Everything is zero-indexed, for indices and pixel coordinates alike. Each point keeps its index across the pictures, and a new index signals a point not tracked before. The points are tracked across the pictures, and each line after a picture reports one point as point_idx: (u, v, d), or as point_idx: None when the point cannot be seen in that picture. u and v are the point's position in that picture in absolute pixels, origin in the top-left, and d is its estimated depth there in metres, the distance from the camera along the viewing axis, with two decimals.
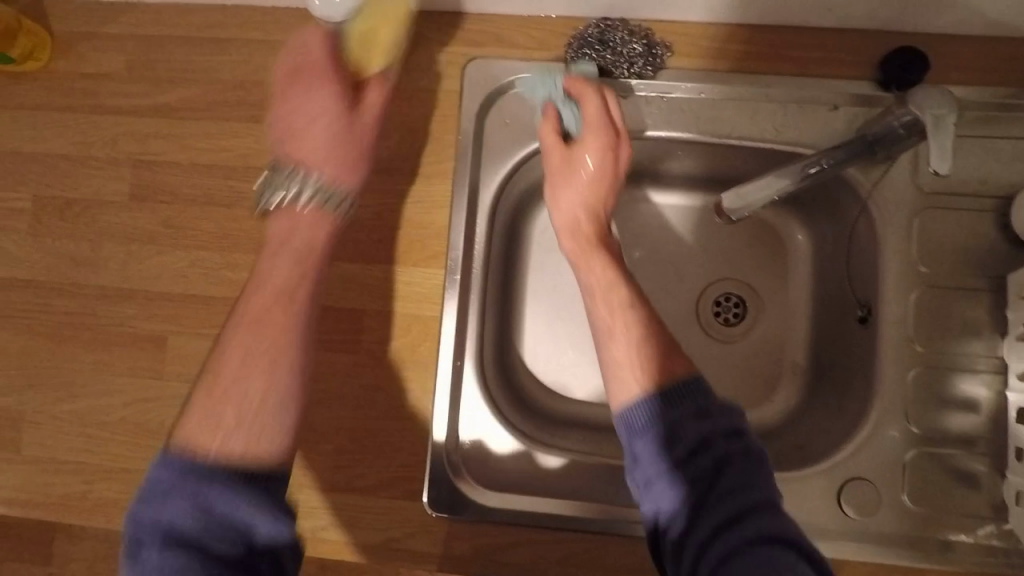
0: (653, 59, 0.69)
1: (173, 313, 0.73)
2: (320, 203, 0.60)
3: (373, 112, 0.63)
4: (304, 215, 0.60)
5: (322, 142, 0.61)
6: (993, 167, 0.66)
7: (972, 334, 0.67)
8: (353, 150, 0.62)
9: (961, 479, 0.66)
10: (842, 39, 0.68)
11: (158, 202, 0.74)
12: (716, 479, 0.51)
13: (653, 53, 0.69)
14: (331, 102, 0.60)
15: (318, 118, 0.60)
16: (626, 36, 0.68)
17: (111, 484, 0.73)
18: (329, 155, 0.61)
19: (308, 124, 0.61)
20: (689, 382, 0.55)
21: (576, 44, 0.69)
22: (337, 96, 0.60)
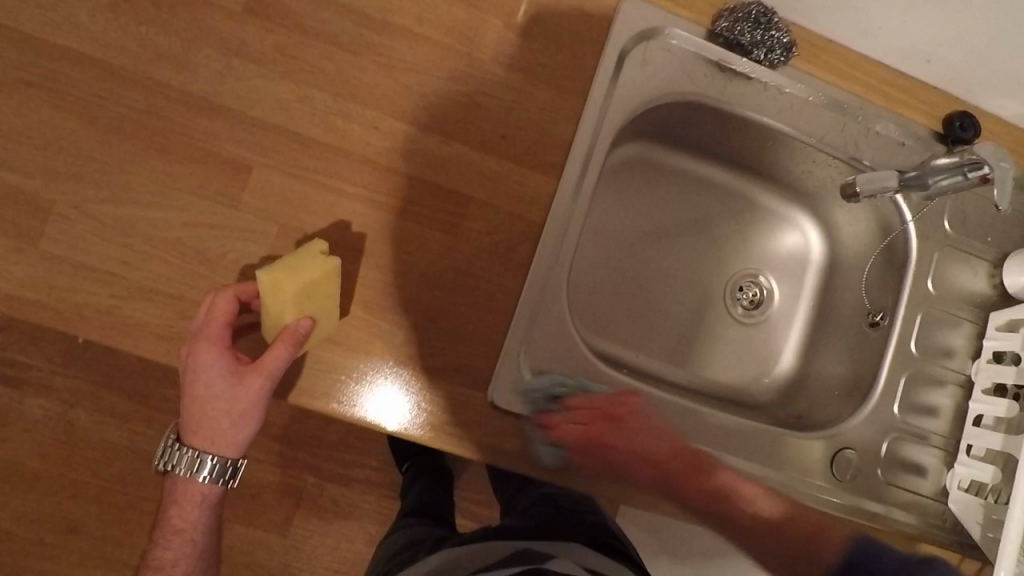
0: (787, 55, 0.77)
1: (264, 144, 0.68)
2: (212, 479, 0.70)
3: (268, 376, 0.64)
4: (200, 488, 0.71)
5: (210, 429, 0.67)
6: (998, 228, 0.83)
7: (951, 353, 0.82)
8: (248, 427, 0.68)
9: (914, 465, 0.81)
10: (920, 91, 0.82)
11: (277, 24, 0.69)
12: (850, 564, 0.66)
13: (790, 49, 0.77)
14: (225, 378, 0.65)
15: (213, 398, 0.65)
16: (775, 24, 0.76)
17: (145, 304, 0.66)
18: (226, 432, 0.67)
19: (206, 400, 0.66)
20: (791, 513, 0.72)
21: (728, 16, 0.75)
22: (231, 375, 0.65)
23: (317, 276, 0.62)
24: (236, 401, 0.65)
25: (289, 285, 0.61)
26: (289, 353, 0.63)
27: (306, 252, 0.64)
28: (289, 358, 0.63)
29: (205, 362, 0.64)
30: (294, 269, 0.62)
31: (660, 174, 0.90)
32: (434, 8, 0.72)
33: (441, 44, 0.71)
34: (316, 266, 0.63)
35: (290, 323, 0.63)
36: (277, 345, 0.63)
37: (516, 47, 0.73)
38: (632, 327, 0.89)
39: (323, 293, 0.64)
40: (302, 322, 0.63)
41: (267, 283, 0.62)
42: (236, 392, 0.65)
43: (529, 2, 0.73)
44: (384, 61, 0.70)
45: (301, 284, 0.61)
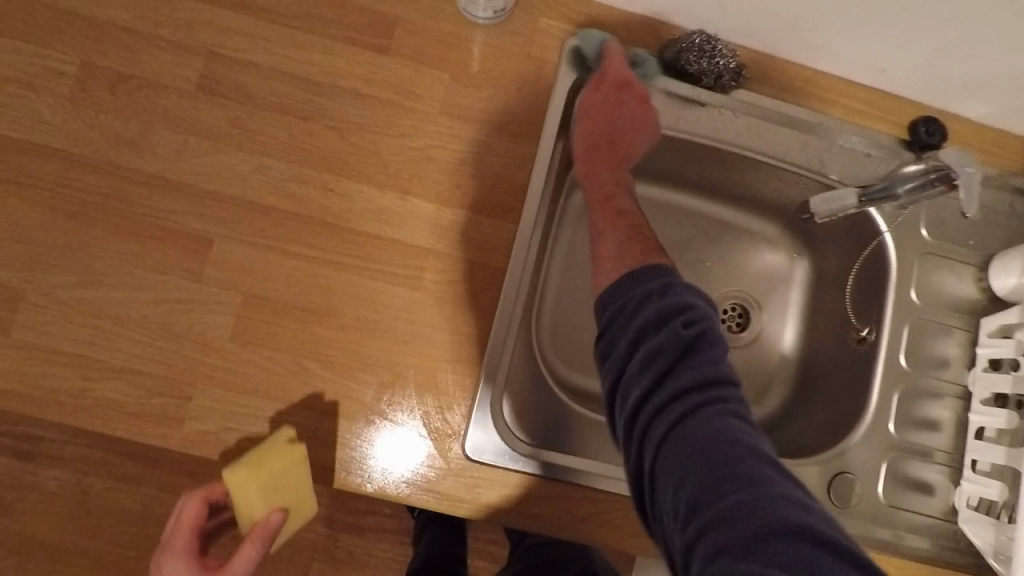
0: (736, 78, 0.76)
1: (223, 215, 0.69)
2: None
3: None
4: None
5: None
6: (980, 230, 0.80)
7: (945, 363, 0.79)
8: None
9: (919, 484, 0.77)
10: (881, 100, 0.81)
11: (229, 99, 0.71)
12: (703, 382, 0.56)
13: (737, 73, 0.76)
14: None
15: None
16: (720, 48, 0.75)
17: (117, 384, 0.67)
18: None
19: None
20: (657, 267, 0.63)
21: (673, 47, 0.76)
22: None
23: (282, 469, 0.63)
24: None
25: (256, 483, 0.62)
26: (257, 552, 0.63)
27: (273, 444, 0.63)
28: (256, 559, 0.63)
29: (172, 567, 0.64)
30: (261, 468, 0.62)
31: None
32: (380, 67, 0.73)
33: (391, 102, 0.73)
34: (281, 460, 0.63)
35: (262, 517, 0.64)
36: (245, 546, 0.63)
37: (465, 98, 0.74)
38: None
39: (291, 481, 0.64)
40: (272, 517, 0.63)
41: (234, 485, 0.62)
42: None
43: (473, 52, 0.74)
44: (335, 123, 0.72)
45: (266, 481, 0.62)
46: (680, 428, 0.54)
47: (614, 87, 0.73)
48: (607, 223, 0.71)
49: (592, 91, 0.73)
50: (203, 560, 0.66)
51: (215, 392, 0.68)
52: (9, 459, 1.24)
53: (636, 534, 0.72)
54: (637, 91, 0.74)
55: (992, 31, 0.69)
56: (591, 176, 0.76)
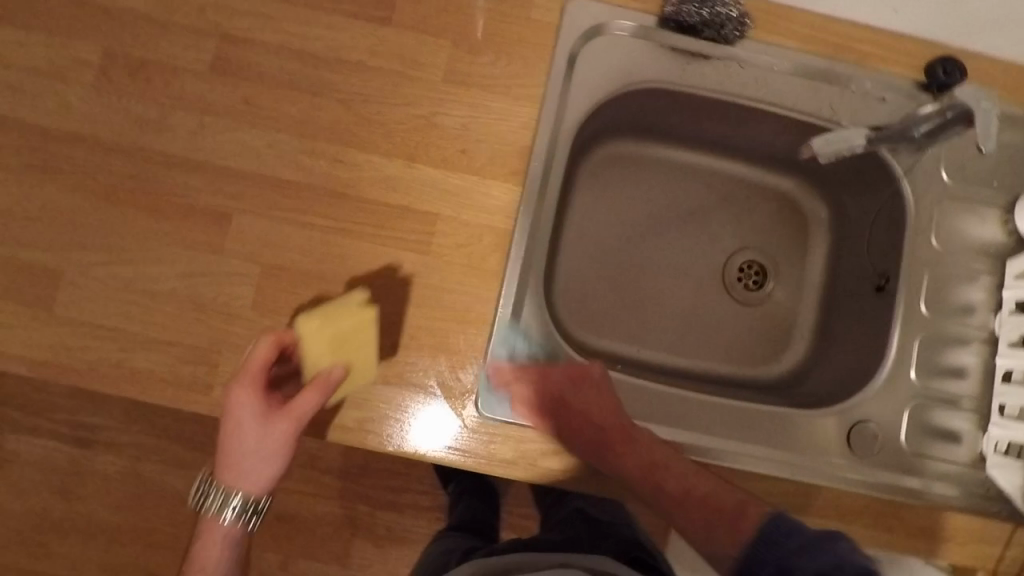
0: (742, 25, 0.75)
1: (241, 191, 0.73)
2: (235, 518, 0.69)
3: (299, 417, 0.65)
4: (223, 527, 0.70)
5: (243, 464, 0.67)
6: (1003, 171, 0.77)
7: (969, 309, 0.77)
8: (277, 463, 0.68)
9: (945, 432, 0.76)
10: (895, 42, 0.78)
11: (242, 79, 0.74)
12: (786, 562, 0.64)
13: (742, 20, 0.75)
14: (255, 418, 0.65)
15: (239, 441, 0.66)
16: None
17: (149, 354, 0.71)
18: (251, 469, 0.67)
19: (238, 432, 0.66)
20: (775, 520, 0.64)
21: None
22: (262, 413, 0.66)
23: (349, 320, 0.65)
24: (263, 437, 0.66)
25: (322, 325, 0.64)
26: (317, 401, 0.65)
27: (345, 303, 0.66)
28: (313, 407, 0.65)
29: (238, 397, 0.65)
30: (332, 312, 0.65)
31: (638, 165, 0.91)
32: (383, 39, 0.74)
33: (395, 73, 0.74)
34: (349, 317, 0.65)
35: (324, 370, 0.65)
36: (309, 391, 0.65)
37: (467, 64, 0.75)
38: (631, 320, 0.88)
39: (353, 348, 0.66)
40: (333, 370, 0.65)
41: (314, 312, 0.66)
42: (266, 431, 0.65)
43: (473, 18, 0.75)
44: (342, 97, 0.74)
45: (338, 326, 0.64)
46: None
47: (530, 380, 0.73)
48: (633, 464, 0.70)
49: (513, 372, 0.73)
50: (269, 396, 0.67)
51: (241, 359, 0.71)
52: (67, 446, 1.32)
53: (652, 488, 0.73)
54: (566, 374, 0.76)
55: None
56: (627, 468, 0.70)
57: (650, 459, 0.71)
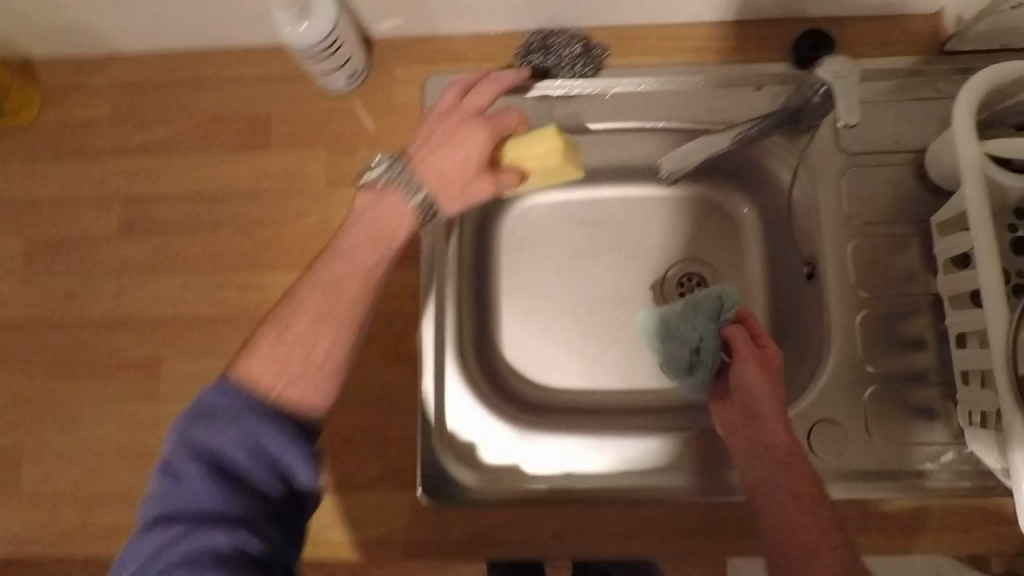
0: (592, 56, 0.77)
1: (166, 337, 0.76)
2: (419, 207, 0.68)
3: (468, 199, 0.70)
4: (397, 207, 0.68)
5: (432, 175, 0.69)
6: (903, 128, 0.74)
7: (909, 274, 0.72)
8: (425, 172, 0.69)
9: (917, 412, 0.70)
10: (756, 31, 0.77)
11: (147, 234, 0.78)
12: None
13: (591, 51, 0.77)
14: (467, 171, 0.70)
15: (443, 164, 0.68)
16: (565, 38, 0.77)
17: (110, 511, 0.74)
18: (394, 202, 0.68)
19: (457, 162, 0.69)
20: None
21: (522, 53, 0.77)
22: (472, 174, 0.70)
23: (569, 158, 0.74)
24: (459, 174, 0.70)
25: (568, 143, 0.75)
26: (492, 190, 0.70)
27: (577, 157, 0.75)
28: (460, 206, 0.69)
29: (473, 141, 0.70)
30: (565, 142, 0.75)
31: (549, 212, 0.91)
32: (265, 162, 0.78)
33: (282, 191, 0.78)
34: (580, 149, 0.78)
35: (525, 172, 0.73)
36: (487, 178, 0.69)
37: (345, 166, 0.77)
38: (578, 364, 0.86)
39: (548, 165, 0.73)
40: (510, 177, 0.71)
41: (543, 131, 0.71)
42: (450, 178, 0.69)
43: (343, 122, 0.78)
44: (238, 226, 0.78)
45: (548, 151, 0.71)
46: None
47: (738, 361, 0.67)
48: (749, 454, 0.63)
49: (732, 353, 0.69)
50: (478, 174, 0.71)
51: None
52: None
53: (615, 539, 0.70)
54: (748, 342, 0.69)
55: None
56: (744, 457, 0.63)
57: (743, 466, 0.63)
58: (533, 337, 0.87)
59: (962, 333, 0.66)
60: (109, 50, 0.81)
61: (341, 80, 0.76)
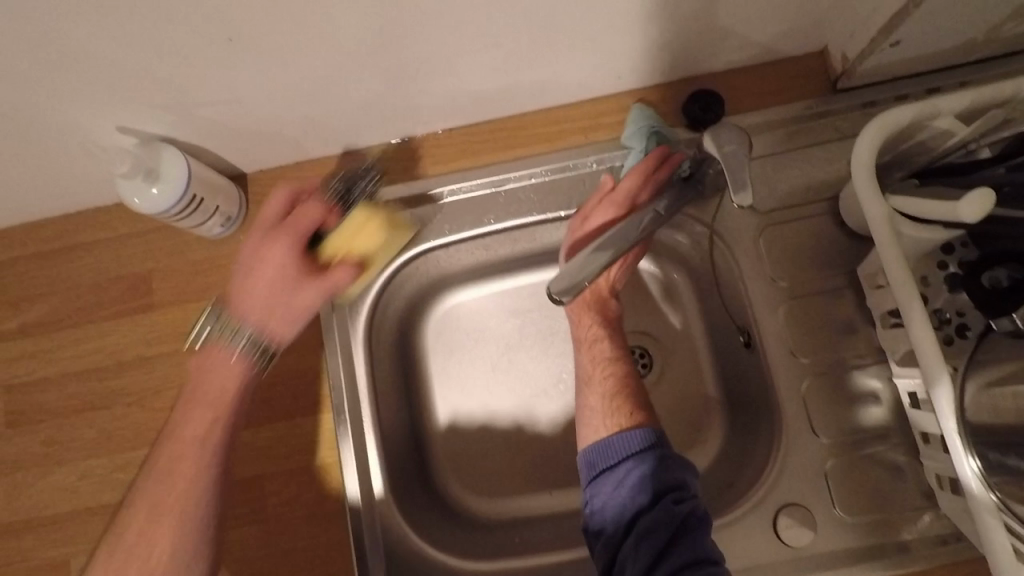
0: (337, 192, 0.68)
1: (71, 533, 0.70)
2: (245, 350, 0.64)
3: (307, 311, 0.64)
4: (225, 362, 0.64)
5: (263, 297, 0.63)
6: (812, 175, 0.70)
7: (849, 329, 0.68)
8: (292, 318, 0.64)
9: (885, 477, 0.65)
10: (643, 99, 0.74)
11: (37, 423, 0.72)
12: (661, 454, 0.60)
13: (335, 187, 0.68)
14: (296, 279, 0.64)
15: (262, 277, 0.63)
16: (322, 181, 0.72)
17: None
18: (266, 315, 0.64)
19: (253, 288, 0.63)
20: (646, 435, 0.61)
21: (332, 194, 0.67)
22: (296, 278, 0.64)
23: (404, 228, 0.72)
24: (274, 286, 0.63)
25: (387, 218, 0.69)
26: (321, 296, 0.65)
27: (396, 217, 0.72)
28: (314, 303, 0.64)
29: (274, 244, 0.64)
30: (387, 217, 0.70)
31: (469, 309, 0.83)
32: (154, 323, 0.73)
33: (176, 351, 0.72)
34: (405, 224, 0.72)
35: (353, 257, 0.68)
36: (320, 282, 0.64)
37: None
38: (531, 469, 0.79)
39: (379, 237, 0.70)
40: (348, 270, 0.66)
41: (358, 214, 0.66)
42: (273, 275, 0.63)
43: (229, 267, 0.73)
44: (134, 396, 0.72)
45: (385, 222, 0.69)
46: (659, 504, 0.57)
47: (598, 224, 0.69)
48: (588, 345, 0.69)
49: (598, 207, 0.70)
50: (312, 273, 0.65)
51: None
52: None
53: None
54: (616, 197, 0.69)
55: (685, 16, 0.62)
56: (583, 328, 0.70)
57: (579, 337, 0.70)
58: (476, 449, 0.80)
59: (914, 392, 0.62)
60: None
61: (216, 227, 0.71)
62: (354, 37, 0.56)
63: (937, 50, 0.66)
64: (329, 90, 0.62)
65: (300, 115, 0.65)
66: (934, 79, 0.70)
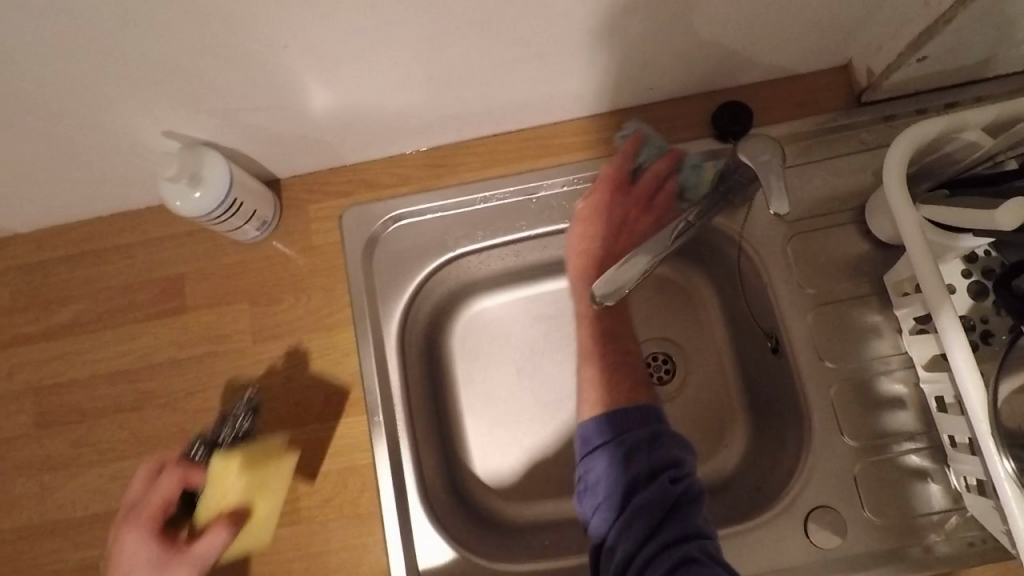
0: (185, 457, 0.63)
1: (102, 534, 0.70)
2: None
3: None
4: None
5: None
6: (838, 185, 0.72)
7: (875, 335, 0.69)
8: None
9: (910, 479, 0.66)
10: (672, 110, 0.75)
11: (67, 424, 0.72)
12: (659, 432, 0.58)
13: (192, 450, 0.64)
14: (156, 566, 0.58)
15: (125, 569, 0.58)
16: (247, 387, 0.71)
17: None
18: None
19: None
20: (639, 413, 0.59)
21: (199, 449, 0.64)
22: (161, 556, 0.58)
23: (273, 471, 0.64)
24: None
25: (246, 474, 0.62)
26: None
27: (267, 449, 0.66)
28: None
29: (131, 537, 0.59)
30: (254, 455, 0.63)
31: (498, 314, 0.84)
32: (186, 325, 0.73)
33: (208, 353, 0.72)
34: (274, 464, 0.64)
35: (225, 508, 0.62)
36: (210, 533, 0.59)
37: (272, 317, 0.73)
38: (560, 472, 0.80)
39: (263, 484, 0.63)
40: (213, 538, 0.59)
41: (227, 458, 0.62)
42: None
43: (262, 270, 0.74)
44: (166, 398, 0.72)
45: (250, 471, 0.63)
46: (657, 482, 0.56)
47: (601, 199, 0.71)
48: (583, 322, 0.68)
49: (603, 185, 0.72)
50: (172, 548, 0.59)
51: None
52: None
53: None
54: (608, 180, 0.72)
55: (723, 27, 0.64)
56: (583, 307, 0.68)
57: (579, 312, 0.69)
58: (507, 452, 0.80)
59: (941, 397, 0.64)
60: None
61: (252, 231, 0.72)
62: (401, 48, 0.57)
63: (959, 66, 0.68)
64: (371, 99, 0.64)
65: (339, 124, 0.66)
66: (955, 94, 0.72)
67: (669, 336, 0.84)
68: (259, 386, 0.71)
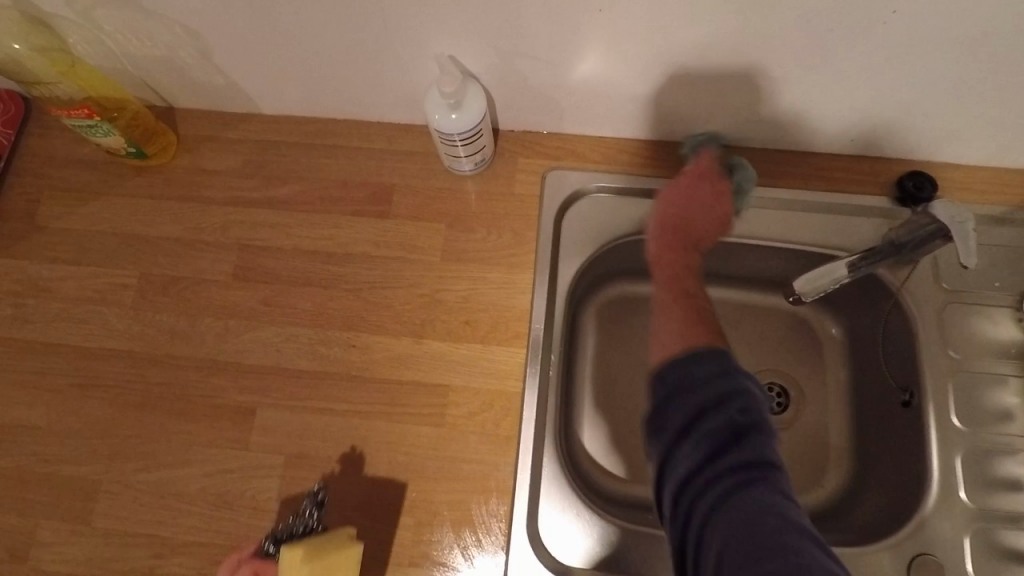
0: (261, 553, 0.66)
1: (263, 384, 0.77)
2: None
3: None
4: None
5: None
6: (1001, 272, 0.77)
7: (1008, 415, 0.73)
8: None
9: (1018, 556, 0.69)
10: (860, 165, 0.82)
11: (260, 282, 0.81)
12: (742, 428, 0.54)
13: (267, 545, 0.67)
14: None
15: None
16: (340, 398, 0.76)
17: (181, 557, 0.72)
18: None
19: None
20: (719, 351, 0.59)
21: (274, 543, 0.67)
22: None
23: (335, 557, 0.62)
24: None
25: (307, 566, 0.61)
26: None
27: (332, 535, 0.65)
28: None
29: None
30: (318, 547, 0.63)
31: (640, 305, 0.91)
32: (385, 229, 0.82)
33: (399, 258, 0.81)
34: (334, 550, 0.63)
35: None
36: None
37: (463, 242, 0.81)
38: None
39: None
40: None
41: (290, 554, 0.61)
42: None
43: (464, 201, 0.82)
44: (352, 286, 0.80)
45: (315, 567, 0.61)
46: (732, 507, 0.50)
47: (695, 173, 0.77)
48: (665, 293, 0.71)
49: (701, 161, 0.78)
50: None
51: None
52: None
53: None
54: (694, 176, 0.77)
55: (942, 101, 0.71)
56: (665, 249, 0.75)
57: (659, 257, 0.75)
58: (620, 429, 0.85)
59: None
60: (247, 109, 0.86)
61: (468, 165, 0.81)
62: (676, 43, 0.66)
63: None
64: (617, 78, 0.73)
65: (583, 93, 0.76)
66: None
67: (790, 371, 0.89)
68: (333, 427, 0.75)
